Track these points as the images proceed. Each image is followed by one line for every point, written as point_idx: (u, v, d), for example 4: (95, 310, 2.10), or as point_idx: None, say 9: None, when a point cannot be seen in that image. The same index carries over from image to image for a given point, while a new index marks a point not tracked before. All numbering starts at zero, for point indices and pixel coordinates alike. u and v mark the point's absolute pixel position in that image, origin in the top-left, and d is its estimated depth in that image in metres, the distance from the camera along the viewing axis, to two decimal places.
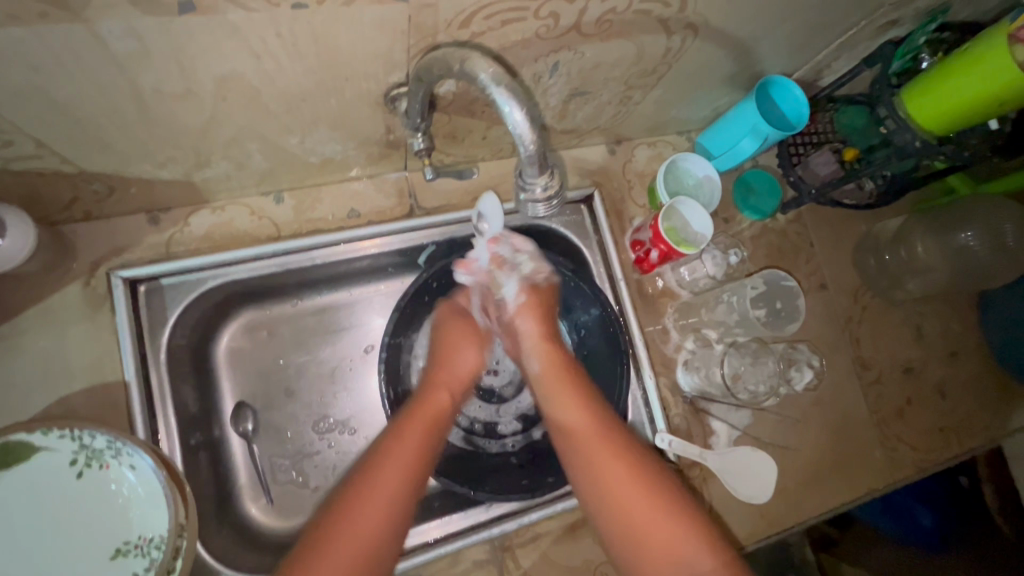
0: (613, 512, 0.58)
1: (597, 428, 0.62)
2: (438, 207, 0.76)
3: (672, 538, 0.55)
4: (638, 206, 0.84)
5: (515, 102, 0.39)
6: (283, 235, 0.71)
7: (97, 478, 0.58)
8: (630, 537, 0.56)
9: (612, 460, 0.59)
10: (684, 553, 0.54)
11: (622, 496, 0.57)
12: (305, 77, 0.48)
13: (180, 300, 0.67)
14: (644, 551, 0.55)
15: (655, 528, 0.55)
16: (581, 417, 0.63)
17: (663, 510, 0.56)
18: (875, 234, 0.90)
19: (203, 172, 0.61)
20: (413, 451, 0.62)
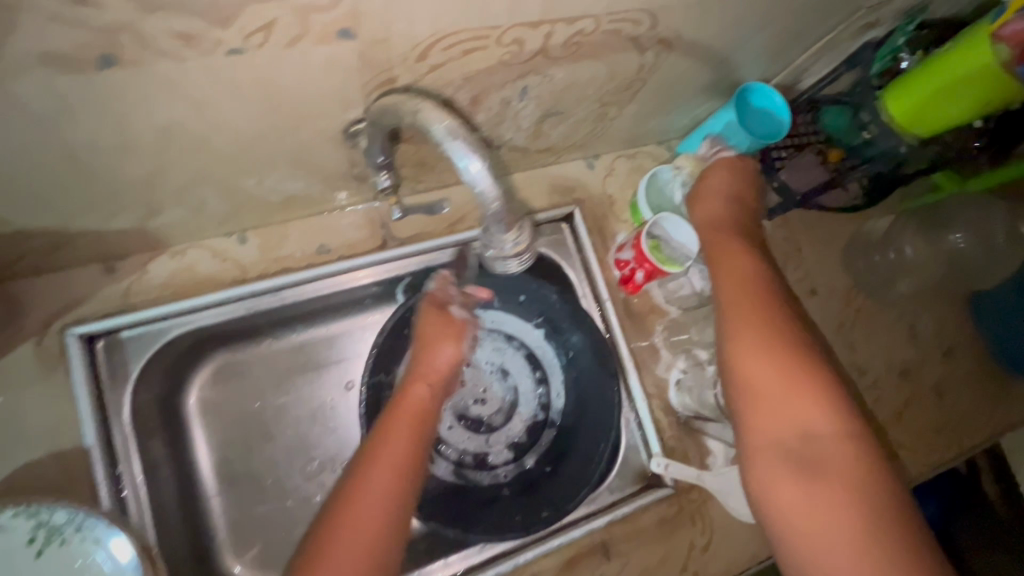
0: (749, 373, 0.53)
1: (758, 300, 0.57)
2: (413, 236, 0.72)
3: (805, 419, 0.49)
4: (621, 221, 0.81)
5: (471, 155, 0.40)
6: (249, 276, 0.67)
7: (57, 557, 0.53)
8: (757, 400, 0.51)
9: (766, 330, 0.54)
10: (804, 415, 0.49)
11: (766, 363, 0.52)
12: (253, 120, 0.45)
13: (142, 353, 0.64)
14: (766, 406, 0.51)
15: (780, 389, 0.51)
16: (741, 286, 0.59)
17: (807, 382, 0.50)
18: (863, 235, 0.88)
19: (157, 220, 0.57)
20: (390, 472, 0.55)
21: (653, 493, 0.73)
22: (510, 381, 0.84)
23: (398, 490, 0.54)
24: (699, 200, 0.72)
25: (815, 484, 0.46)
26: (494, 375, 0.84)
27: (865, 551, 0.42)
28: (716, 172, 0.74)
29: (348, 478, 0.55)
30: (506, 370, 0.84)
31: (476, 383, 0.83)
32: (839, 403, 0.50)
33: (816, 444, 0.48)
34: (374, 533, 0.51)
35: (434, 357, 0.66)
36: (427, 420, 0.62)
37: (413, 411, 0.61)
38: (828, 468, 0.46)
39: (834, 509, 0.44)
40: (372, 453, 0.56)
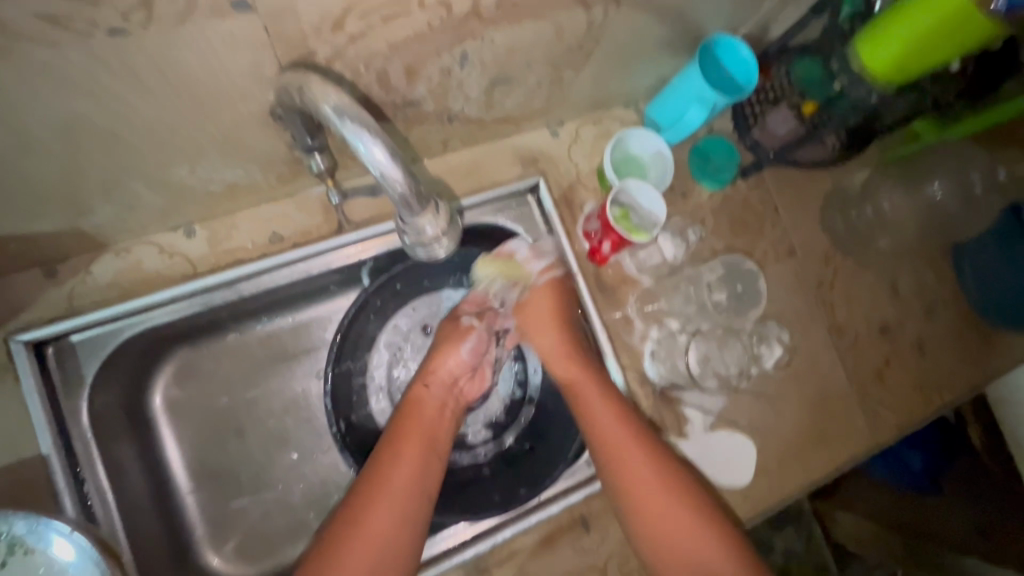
0: (636, 485, 0.65)
1: (610, 409, 0.68)
2: (369, 218, 0.69)
3: (677, 525, 0.63)
4: (589, 190, 0.78)
5: (372, 139, 0.35)
6: (200, 271, 0.64)
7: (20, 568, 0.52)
8: (650, 518, 0.64)
9: (613, 422, 0.68)
10: (678, 521, 0.63)
11: (648, 485, 0.64)
12: (164, 108, 0.41)
13: (96, 357, 0.62)
14: (649, 515, 0.64)
15: (647, 483, 0.65)
16: (602, 398, 0.69)
17: (659, 476, 0.65)
18: (842, 189, 0.85)
19: (89, 219, 0.54)
20: (408, 494, 0.60)
21: None
22: None
23: (423, 483, 0.61)
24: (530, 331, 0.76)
25: (670, 525, 0.63)
26: None
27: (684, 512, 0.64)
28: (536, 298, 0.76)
29: (375, 469, 0.61)
30: None
31: None
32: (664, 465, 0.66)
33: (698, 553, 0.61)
34: (404, 518, 0.59)
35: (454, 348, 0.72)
36: (440, 416, 0.69)
37: (429, 410, 0.68)
38: (699, 549, 0.62)
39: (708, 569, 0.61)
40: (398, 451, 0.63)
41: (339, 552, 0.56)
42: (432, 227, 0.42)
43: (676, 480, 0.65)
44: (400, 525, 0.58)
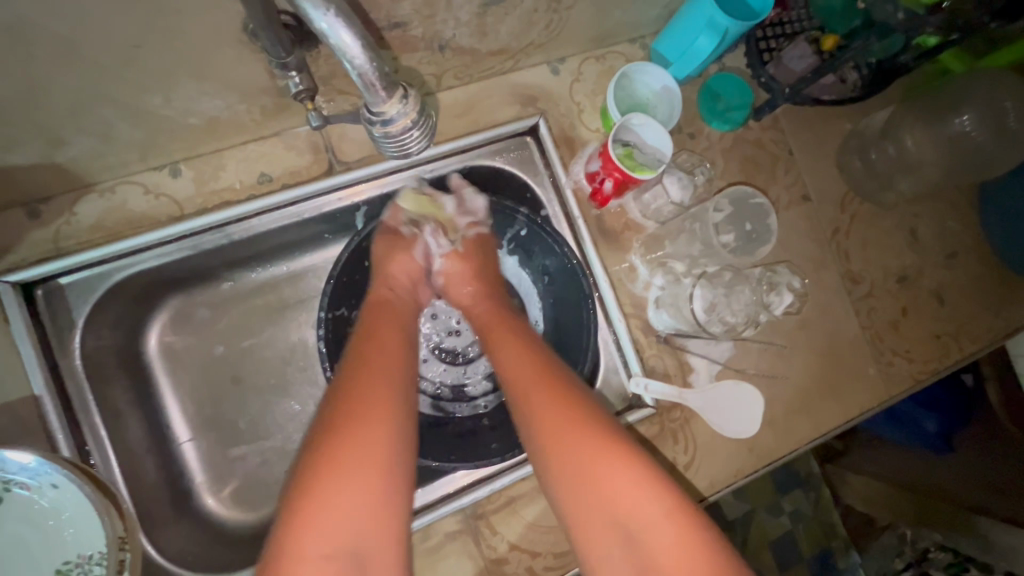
0: (550, 439, 0.50)
1: (518, 359, 0.57)
2: (361, 159, 0.67)
3: (631, 504, 0.45)
4: (591, 131, 0.74)
5: (342, 26, 0.34)
6: (186, 212, 0.62)
7: (17, 502, 0.53)
8: (566, 475, 0.48)
9: (524, 368, 0.56)
10: (626, 505, 0.45)
11: (561, 429, 0.50)
12: (123, 15, 0.39)
13: (86, 299, 0.61)
14: (588, 499, 0.47)
15: (581, 458, 0.48)
16: (522, 361, 0.57)
17: (596, 446, 0.48)
18: (861, 130, 0.80)
19: (65, 152, 0.52)
20: (381, 423, 0.49)
21: (632, 414, 0.70)
22: None
23: (397, 396, 0.52)
24: (450, 284, 0.72)
25: (620, 510, 0.45)
26: None
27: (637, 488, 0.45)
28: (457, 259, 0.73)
29: (340, 388, 0.52)
30: None
31: (449, 315, 0.81)
32: (603, 430, 0.49)
33: (628, 512, 0.45)
34: (383, 438, 0.49)
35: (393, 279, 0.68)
36: (403, 320, 0.63)
37: (391, 325, 0.61)
38: (632, 508, 0.45)
39: (645, 533, 0.44)
40: (361, 366, 0.54)
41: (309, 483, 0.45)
42: (400, 117, 0.43)
43: (597, 427, 0.49)
44: (381, 440, 0.48)
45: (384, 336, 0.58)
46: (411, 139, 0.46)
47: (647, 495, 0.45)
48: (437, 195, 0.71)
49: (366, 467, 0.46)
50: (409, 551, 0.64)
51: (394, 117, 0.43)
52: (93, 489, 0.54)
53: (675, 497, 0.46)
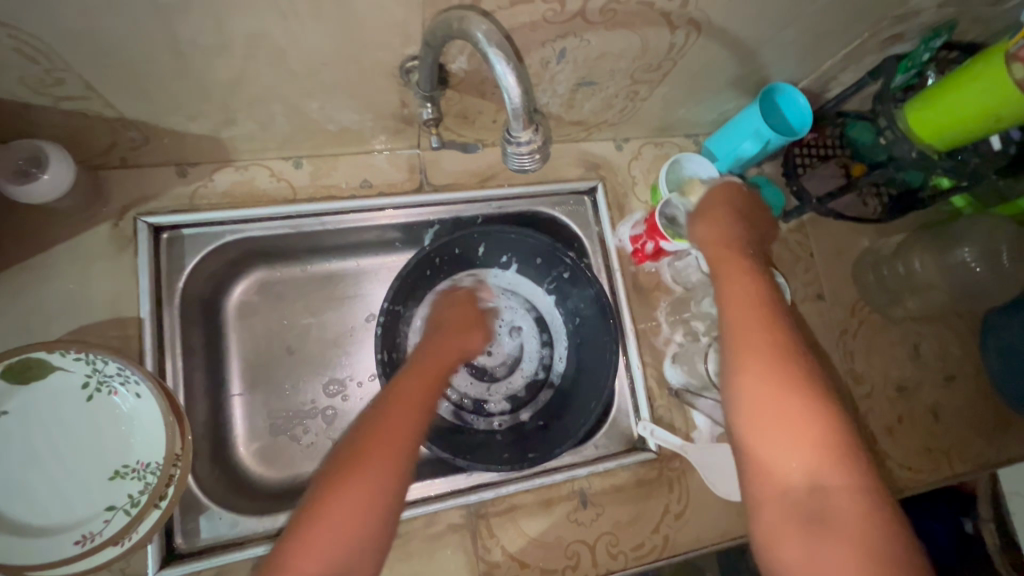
0: (756, 377, 0.51)
1: (745, 291, 0.56)
2: (447, 185, 0.80)
3: (817, 459, 0.47)
4: (640, 201, 0.86)
5: (509, 67, 0.44)
6: (299, 197, 0.75)
7: (105, 402, 0.63)
8: (763, 420, 0.49)
9: (749, 297, 0.55)
10: (815, 462, 0.47)
11: (774, 370, 0.50)
12: (327, 41, 0.52)
13: (199, 250, 0.72)
14: (775, 439, 0.49)
15: (788, 403, 0.49)
16: (746, 291, 0.56)
17: (801, 397, 0.49)
18: (877, 249, 0.91)
19: (231, 130, 0.65)
20: (381, 461, 0.56)
21: (635, 455, 0.77)
22: (518, 339, 0.91)
23: (404, 447, 0.58)
24: (706, 210, 0.65)
25: (804, 464, 0.47)
26: (504, 332, 0.91)
27: (831, 449, 0.47)
28: (727, 193, 0.67)
29: (348, 449, 0.57)
30: (515, 328, 0.91)
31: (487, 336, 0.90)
32: (815, 387, 0.50)
33: (821, 473, 0.47)
34: (382, 477, 0.55)
35: (469, 341, 0.81)
36: (432, 379, 0.68)
37: (414, 389, 0.65)
38: (825, 470, 0.47)
39: (832, 497, 0.46)
40: (381, 424, 0.59)
41: (304, 534, 0.51)
42: (530, 143, 0.52)
43: (819, 393, 0.50)
44: (366, 508, 0.53)
45: (405, 385, 0.65)
46: (526, 164, 0.54)
47: (844, 467, 0.47)
48: (503, 222, 0.83)
49: (348, 533, 0.51)
50: (413, 534, 0.69)
51: (524, 143, 0.52)
52: (165, 405, 0.61)
53: (871, 481, 0.47)
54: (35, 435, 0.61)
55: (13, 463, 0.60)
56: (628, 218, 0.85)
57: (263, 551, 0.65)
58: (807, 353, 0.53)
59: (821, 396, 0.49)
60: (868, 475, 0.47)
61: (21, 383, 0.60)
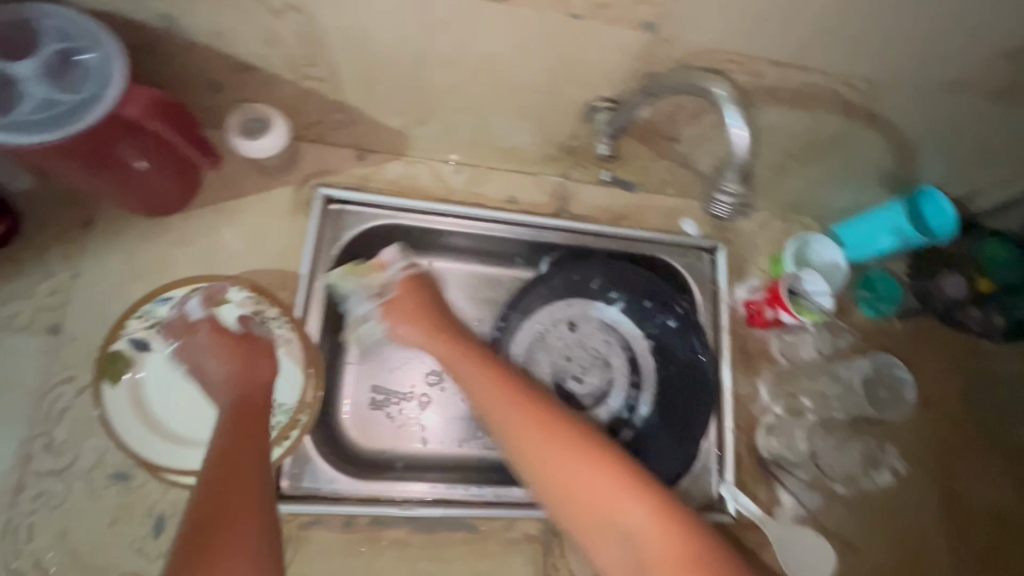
0: (544, 472, 0.59)
1: (504, 396, 0.65)
2: (582, 215, 0.86)
3: (617, 511, 0.53)
4: (760, 269, 0.88)
5: (740, 122, 0.51)
6: (452, 198, 0.82)
7: None
8: (568, 499, 0.56)
9: (505, 402, 0.64)
10: (621, 516, 0.53)
11: (536, 436, 0.60)
12: (542, 71, 0.60)
13: (357, 225, 0.79)
14: (592, 513, 0.55)
15: (590, 482, 0.55)
16: (518, 411, 0.63)
17: (585, 464, 0.57)
18: (997, 369, 0.89)
19: (420, 129, 0.74)
20: (231, 512, 0.48)
21: (713, 516, 0.78)
22: (609, 373, 0.90)
23: (261, 492, 0.50)
24: (398, 322, 0.76)
25: (626, 520, 0.52)
26: (596, 364, 0.90)
27: (604, 489, 0.55)
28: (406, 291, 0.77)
29: (200, 500, 0.48)
30: (608, 363, 0.90)
31: (579, 365, 0.90)
32: (587, 443, 0.59)
33: (633, 521, 0.52)
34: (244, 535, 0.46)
35: (253, 373, 0.64)
36: (252, 441, 0.55)
37: (241, 454, 0.53)
38: (616, 505, 0.54)
39: (636, 532, 0.51)
40: (220, 485, 0.49)
41: None
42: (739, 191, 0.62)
43: (588, 449, 0.58)
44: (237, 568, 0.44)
45: (245, 422, 0.57)
46: (724, 211, 0.65)
47: (629, 500, 0.53)
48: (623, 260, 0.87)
49: None
50: (491, 535, 0.71)
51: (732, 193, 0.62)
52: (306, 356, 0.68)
53: (658, 505, 0.53)
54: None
55: (168, 374, 0.68)
56: (745, 283, 0.87)
57: (357, 513, 0.69)
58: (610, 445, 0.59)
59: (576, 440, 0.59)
60: (658, 500, 0.53)
61: (198, 307, 0.70)
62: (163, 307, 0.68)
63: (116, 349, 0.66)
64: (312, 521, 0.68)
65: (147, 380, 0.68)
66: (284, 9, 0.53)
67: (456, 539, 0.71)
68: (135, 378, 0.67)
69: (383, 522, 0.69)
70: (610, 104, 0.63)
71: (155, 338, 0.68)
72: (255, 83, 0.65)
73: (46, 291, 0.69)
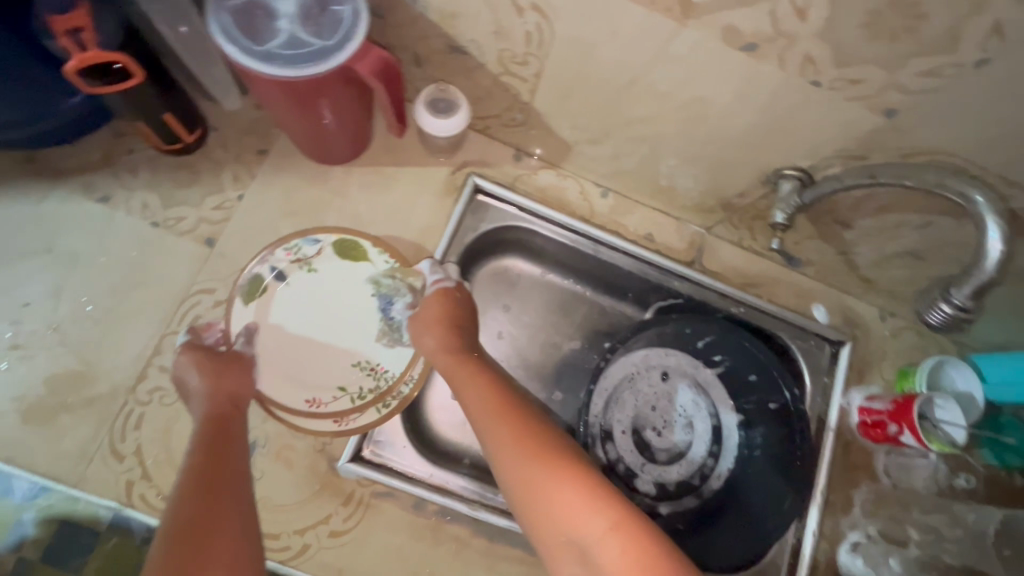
0: (515, 473, 0.53)
1: (472, 382, 0.62)
2: (713, 271, 0.83)
3: (579, 526, 0.48)
4: (883, 378, 0.83)
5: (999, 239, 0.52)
6: (592, 221, 0.82)
7: (377, 303, 0.75)
8: (532, 507, 0.51)
9: (484, 398, 0.59)
10: (581, 528, 0.48)
11: (510, 445, 0.54)
12: (749, 127, 0.59)
13: (496, 221, 0.81)
14: (557, 526, 0.49)
15: (555, 498, 0.50)
16: (480, 395, 0.60)
17: (553, 472, 0.52)
18: None
19: (588, 146, 0.74)
20: (221, 502, 0.50)
21: None
22: (690, 435, 0.86)
23: (241, 487, 0.53)
24: (418, 333, 0.69)
25: (590, 538, 0.48)
26: (680, 422, 0.86)
27: (570, 507, 0.49)
28: (428, 310, 0.69)
29: (185, 493, 0.50)
30: (692, 425, 0.86)
31: (662, 417, 0.86)
32: (558, 453, 0.54)
33: (593, 534, 0.48)
34: (234, 530, 0.49)
35: (233, 384, 0.63)
36: (230, 436, 0.57)
37: (225, 452, 0.55)
38: (578, 521, 0.49)
39: (597, 549, 0.47)
40: (205, 483, 0.51)
41: None
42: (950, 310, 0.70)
43: (557, 457, 0.53)
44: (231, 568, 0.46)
45: (226, 417, 0.59)
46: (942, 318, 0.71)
47: (594, 515, 0.48)
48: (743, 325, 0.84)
49: None
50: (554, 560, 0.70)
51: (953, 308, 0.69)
52: (416, 329, 0.70)
53: (624, 516, 0.48)
54: (320, 295, 0.75)
55: (293, 305, 0.74)
56: (864, 388, 0.82)
57: (427, 498, 0.69)
58: (550, 431, 0.56)
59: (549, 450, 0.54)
60: (625, 513, 0.49)
61: (337, 255, 0.74)
62: (311, 247, 0.73)
63: (258, 269, 0.71)
64: (386, 492, 0.68)
65: (274, 304, 0.73)
66: (528, 9, 0.54)
67: (513, 556, 0.69)
68: (196, 343, 0.66)
69: (447, 515, 0.69)
70: (799, 176, 0.64)
71: (293, 271, 0.73)
72: (457, 66, 0.67)
73: (212, 205, 0.73)
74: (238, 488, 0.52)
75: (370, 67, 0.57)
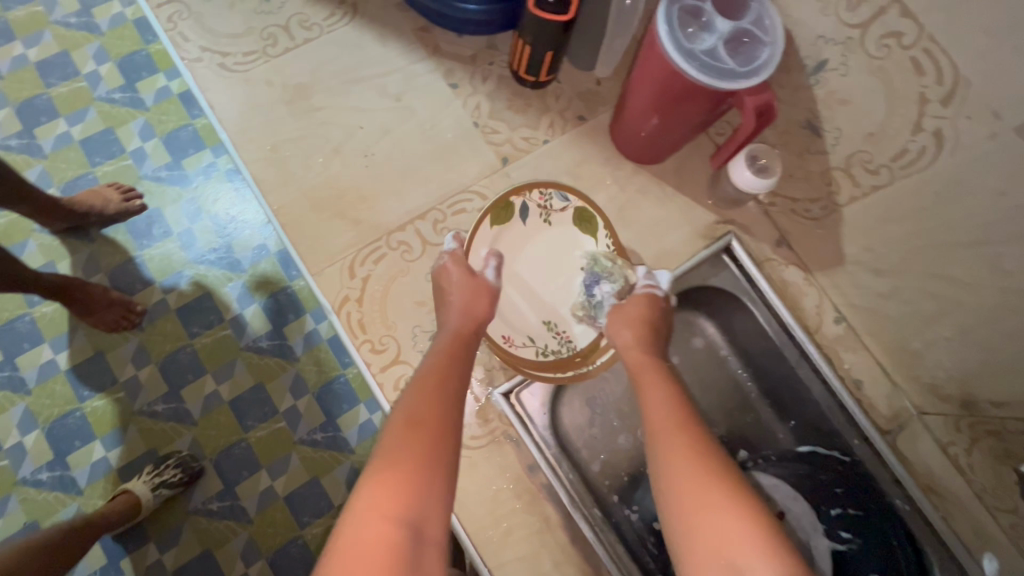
0: (678, 486, 0.53)
1: (656, 391, 0.63)
2: (901, 454, 0.77)
3: (741, 556, 0.47)
4: None
5: None
6: (812, 335, 0.80)
7: (588, 279, 0.79)
8: (689, 522, 0.51)
9: (664, 408, 0.61)
10: (744, 560, 0.46)
11: (679, 458, 0.55)
12: None
13: (725, 283, 0.83)
14: (714, 550, 0.48)
15: (717, 522, 0.49)
16: (661, 403, 0.61)
17: (721, 499, 0.51)
18: None
19: (866, 272, 0.76)
20: (432, 411, 0.55)
21: None
22: None
23: (450, 404, 0.57)
24: (614, 326, 0.72)
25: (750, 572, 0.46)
26: None
27: (733, 535, 0.48)
28: (630, 313, 0.72)
29: (412, 394, 0.57)
30: None
31: None
32: (728, 482, 0.52)
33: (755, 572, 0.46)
34: (434, 441, 0.52)
35: (473, 304, 0.68)
36: (461, 356, 0.64)
37: (451, 369, 0.61)
38: (740, 552, 0.47)
39: None
40: (426, 388, 0.58)
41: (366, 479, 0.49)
42: None
43: (728, 486, 0.52)
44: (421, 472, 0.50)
45: (460, 333, 0.66)
46: None
47: (759, 552, 0.46)
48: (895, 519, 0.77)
49: (399, 495, 0.48)
50: None
51: None
52: (615, 325, 0.72)
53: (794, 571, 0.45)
54: (543, 247, 0.80)
55: (521, 243, 0.79)
56: None
57: (542, 468, 0.72)
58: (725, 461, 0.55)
59: (719, 475, 0.53)
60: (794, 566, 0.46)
61: (575, 223, 0.79)
62: (559, 202, 0.78)
63: (514, 201, 0.76)
64: (515, 439, 0.73)
65: (510, 238, 0.78)
66: (927, 131, 0.62)
67: (580, 565, 0.70)
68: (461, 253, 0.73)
69: (549, 494, 0.72)
70: None
71: (536, 217, 0.78)
72: None
73: (522, 135, 0.82)
74: (455, 386, 0.59)
75: (758, 103, 0.64)
